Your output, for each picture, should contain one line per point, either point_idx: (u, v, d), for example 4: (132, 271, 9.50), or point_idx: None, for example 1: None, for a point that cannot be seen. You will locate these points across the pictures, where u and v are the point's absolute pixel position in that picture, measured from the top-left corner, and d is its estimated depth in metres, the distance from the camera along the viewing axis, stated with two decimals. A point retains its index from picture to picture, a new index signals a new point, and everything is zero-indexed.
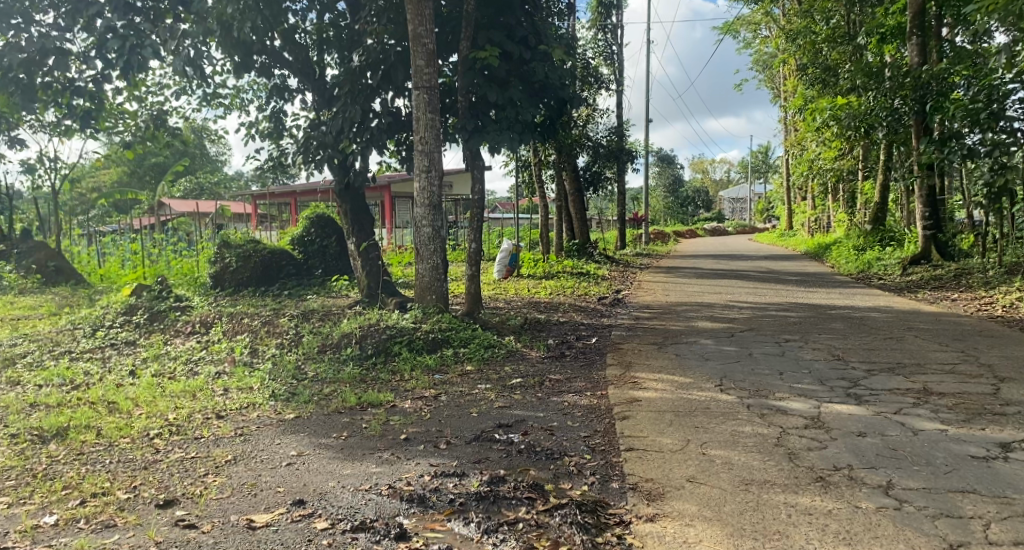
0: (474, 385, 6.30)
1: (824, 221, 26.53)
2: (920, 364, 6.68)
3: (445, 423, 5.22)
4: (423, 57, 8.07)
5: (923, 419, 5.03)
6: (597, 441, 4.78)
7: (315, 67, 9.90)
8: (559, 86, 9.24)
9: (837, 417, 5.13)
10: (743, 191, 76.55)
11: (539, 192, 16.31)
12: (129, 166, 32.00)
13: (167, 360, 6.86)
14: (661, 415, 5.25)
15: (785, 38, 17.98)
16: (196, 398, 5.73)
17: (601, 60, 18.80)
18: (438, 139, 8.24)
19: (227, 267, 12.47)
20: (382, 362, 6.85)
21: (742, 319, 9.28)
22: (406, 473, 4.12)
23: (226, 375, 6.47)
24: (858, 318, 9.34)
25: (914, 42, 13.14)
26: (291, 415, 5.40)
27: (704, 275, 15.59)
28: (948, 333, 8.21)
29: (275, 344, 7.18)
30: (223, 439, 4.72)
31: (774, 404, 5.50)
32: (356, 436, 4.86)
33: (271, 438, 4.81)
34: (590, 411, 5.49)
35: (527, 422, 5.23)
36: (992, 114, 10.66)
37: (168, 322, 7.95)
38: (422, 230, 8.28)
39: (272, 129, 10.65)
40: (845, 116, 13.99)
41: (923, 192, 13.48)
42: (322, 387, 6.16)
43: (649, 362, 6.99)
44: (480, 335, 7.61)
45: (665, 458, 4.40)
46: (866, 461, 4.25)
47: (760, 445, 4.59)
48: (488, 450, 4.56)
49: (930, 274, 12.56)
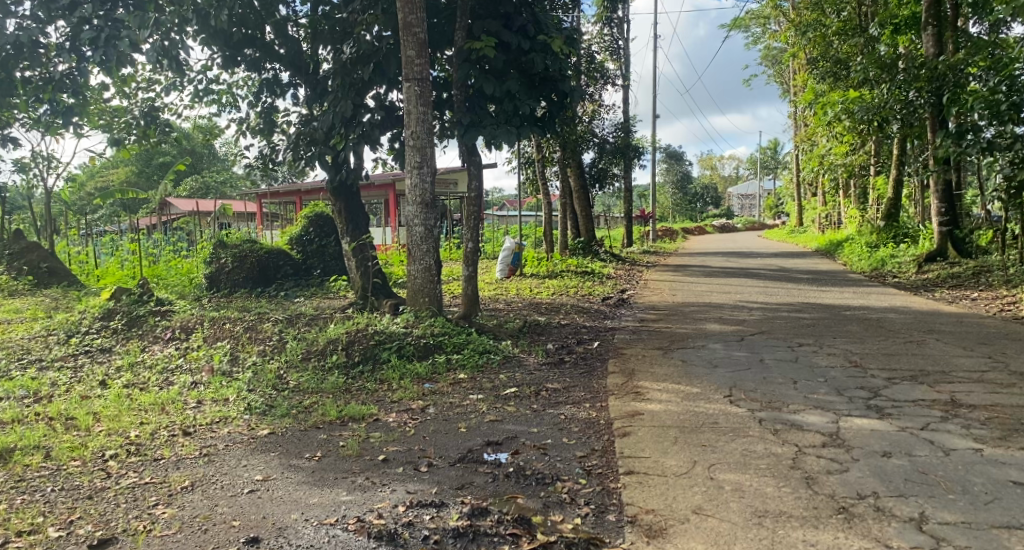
0: (466, 395, 5.87)
1: (836, 217, 25.96)
2: (945, 372, 6.20)
3: (430, 440, 4.79)
4: (413, 47, 7.64)
5: (955, 437, 4.58)
6: (593, 462, 4.35)
7: (307, 60, 9.48)
8: (560, 77, 8.79)
9: (858, 434, 4.68)
10: (752, 186, 75.82)
11: (544, 189, 15.72)
12: (132, 165, 31.66)
13: (142, 369, 6.45)
14: (665, 431, 4.81)
15: (795, 31, 17.61)
16: (165, 412, 5.30)
17: (607, 55, 18.32)
18: (430, 134, 7.81)
19: (222, 267, 12.08)
20: (370, 370, 6.42)
21: (752, 321, 8.83)
22: (380, 501, 3.73)
23: (202, 385, 6.06)
24: (875, 319, 8.86)
25: (929, 32, 12.68)
26: (264, 431, 4.97)
27: (712, 273, 15.11)
28: (972, 336, 7.72)
29: (257, 350, 6.73)
30: (184, 461, 4.30)
31: (789, 418, 5.04)
32: (331, 457, 4.44)
33: (238, 458, 4.39)
34: (588, 426, 5.05)
35: (518, 438, 4.80)
36: (1013, 105, 10.22)
37: (146, 328, 7.54)
38: (414, 229, 7.86)
39: (264, 126, 10.24)
40: (858, 109, 13.44)
41: (939, 187, 13.06)
42: (302, 399, 5.74)
43: (654, 370, 6.54)
44: (475, 340, 7.17)
45: (669, 484, 3.97)
46: (893, 487, 3.81)
47: (774, 468, 4.14)
48: (473, 474, 4.15)
49: (948, 273, 12.03)
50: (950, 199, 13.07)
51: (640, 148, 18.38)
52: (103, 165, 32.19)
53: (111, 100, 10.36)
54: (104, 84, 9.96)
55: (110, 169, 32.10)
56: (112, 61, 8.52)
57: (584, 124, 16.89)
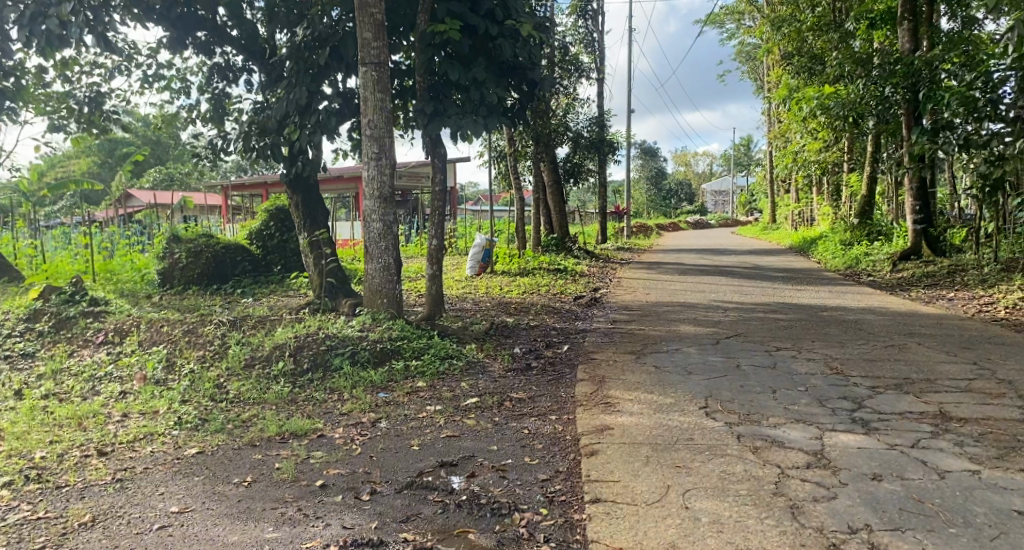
0: (423, 406, 5.41)
1: (809, 214, 25.81)
2: (930, 381, 5.85)
3: (377, 461, 4.33)
4: (370, 30, 7.14)
5: (948, 455, 4.23)
6: (557, 486, 3.94)
7: (262, 44, 8.98)
8: (529, 65, 8.32)
9: (844, 451, 4.31)
10: (727, 181, 75.83)
11: (514, 184, 15.16)
12: (94, 154, 30.56)
13: (66, 377, 5.92)
14: (636, 449, 4.40)
15: (769, 26, 17.16)
16: (82, 427, 4.79)
17: (582, 47, 17.93)
18: (388, 122, 7.30)
19: (176, 263, 11.48)
20: (318, 379, 5.93)
21: (727, 322, 8.46)
22: (310, 540, 3.32)
23: (131, 395, 5.56)
24: (853, 320, 8.54)
25: (904, 27, 12.36)
26: (192, 450, 4.47)
27: (686, 271, 14.77)
28: (953, 339, 7.40)
29: (196, 356, 6.20)
30: (92, 488, 3.80)
31: (768, 432, 4.66)
32: (262, 482, 3.96)
33: (155, 485, 3.88)
34: (553, 443, 4.62)
35: (475, 458, 4.35)
36: (990, 101, 9.92)
37: (75, 331, 6.96)
38: (371, 225, 7.35)
39: (214, 113, 9.68)
40: (833, 105, 13.07)
41: (913, 184, 12.79)
42: (241, 412, 5.26)
43: (625, 377, 6.12)
44: (436, 343, 6.72)
45: (639, 515, 3.59)
46: (887, 519, 3.49)
47: (755, 493, 3.76)
48: (421, 504, 3.72)
49: (922, 271, 11.80)
50: (924, 196, 12.79)
51: (615, 142, 17.90)
52: (63, 154, 31.21)
53: (52, 84, 9.81)
54: (42, 66, 9.41)
55: (71, 160, 30.98)
56: (42, 39, 7.96)
57: (558, 117, 16.46)
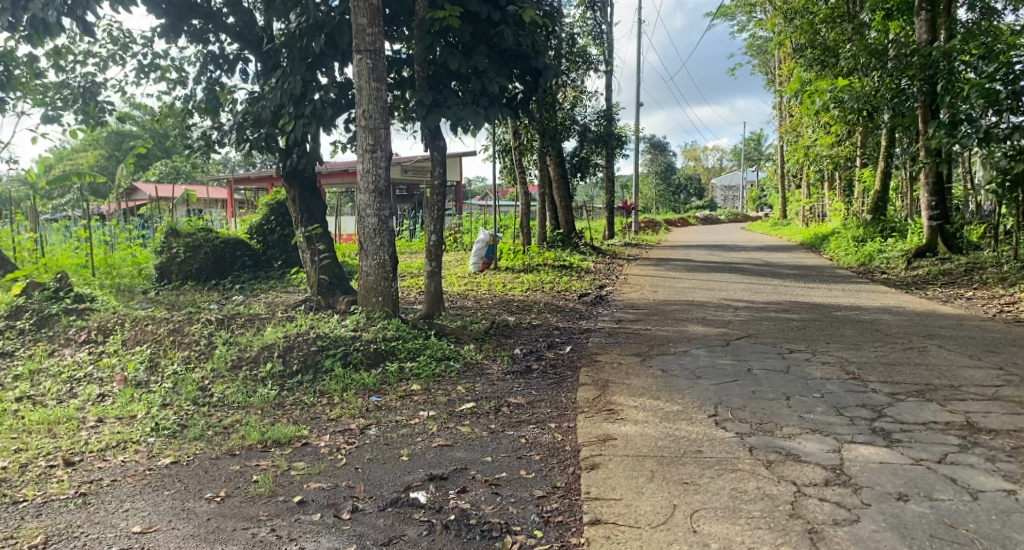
0: (416, 412, 5.11)
1: (820, 209, 25.34)
2: (954, 387, 5.50)
3: (362, 474, 4.03)
4: (365, 15, 6.81)
5: (979, 472, 3.90)
6: (555, 505, 3.64)
7: (260, 33, 8.67)
8: (532, 54, 7.97)
9: (865, 466, 3.98)
10: (736, 177, 75.18)
11: (518, 179, 14.78)
12: (99, 146, 30.41)
13: (43, 379, 5.70)
14: (641, 462, 4.08)
15: (782, 18, 16.71)
16: (52, 434, 4.55)
17: (589, 40, 17.53)
18: (383, 113, 6.98)
19: (174, 258, 11.22)
20: (308, 381, 5.63)
21: (738, 323, 8.13)
22: None
23: (110, 399, 5.31)
24: (869, 321, 8.17)
25: (922, 18, 11.91)
26: (166, 460, 4.19)
27: (693, 268, 14.39)
28: (976, 342, 7.02)
29: (181, 356, 5.92)
30: (51, 505, 3.60)
31: (783, 444, 4.34)
32: (236, 498, 3.68)
33: (120, 500, 3.64)
34: (551, 454, 4.32)
35: (468, 471, 4.05)
36: (1014, 92, 9.49)
37: (57, 329, 6.72)
38: (365, 220, 7.05)
39: (207, 104, 9.40)
40: (848, 98, 12.64)
41: (930, 179, 12.35)
42: (223, 417, 4.98)
43: (630, 381, 5.80)
44: (432, 344, 6.41)
45: (643, 540, 3.30)
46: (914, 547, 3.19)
47: (770, 513, 3.46)
48: (405, 524, 3.44)
49: (938, 269, 11.36)
50: (941, 192, 12.37)
51: (624, 136, 17.49)
52: (71, 149, 31.16)
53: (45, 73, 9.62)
54: (34, 54, 9.22)
55: (77, 154, 30.88)
56: (26, 25, 7.75)
57: (564, 110, 16.11)
